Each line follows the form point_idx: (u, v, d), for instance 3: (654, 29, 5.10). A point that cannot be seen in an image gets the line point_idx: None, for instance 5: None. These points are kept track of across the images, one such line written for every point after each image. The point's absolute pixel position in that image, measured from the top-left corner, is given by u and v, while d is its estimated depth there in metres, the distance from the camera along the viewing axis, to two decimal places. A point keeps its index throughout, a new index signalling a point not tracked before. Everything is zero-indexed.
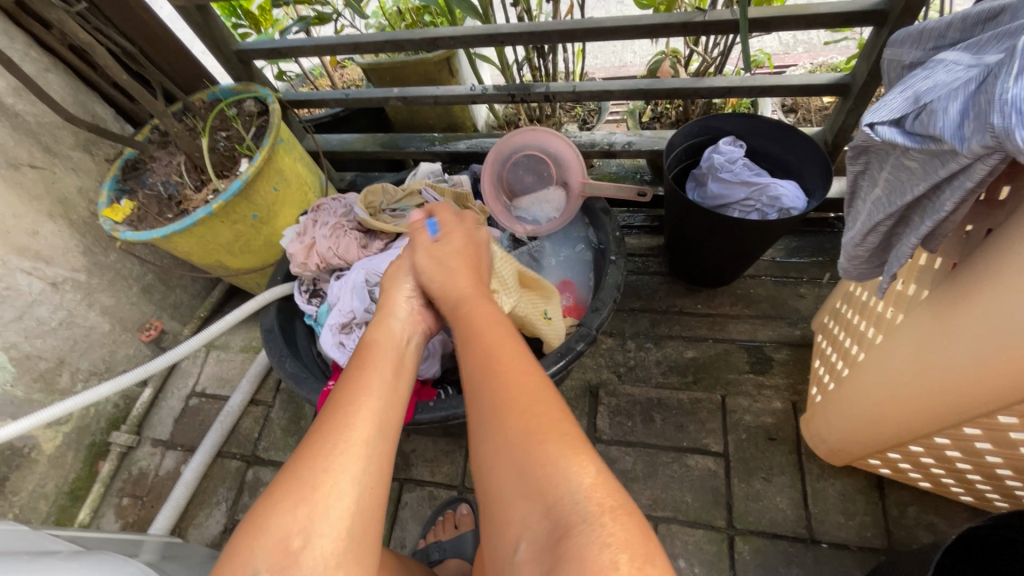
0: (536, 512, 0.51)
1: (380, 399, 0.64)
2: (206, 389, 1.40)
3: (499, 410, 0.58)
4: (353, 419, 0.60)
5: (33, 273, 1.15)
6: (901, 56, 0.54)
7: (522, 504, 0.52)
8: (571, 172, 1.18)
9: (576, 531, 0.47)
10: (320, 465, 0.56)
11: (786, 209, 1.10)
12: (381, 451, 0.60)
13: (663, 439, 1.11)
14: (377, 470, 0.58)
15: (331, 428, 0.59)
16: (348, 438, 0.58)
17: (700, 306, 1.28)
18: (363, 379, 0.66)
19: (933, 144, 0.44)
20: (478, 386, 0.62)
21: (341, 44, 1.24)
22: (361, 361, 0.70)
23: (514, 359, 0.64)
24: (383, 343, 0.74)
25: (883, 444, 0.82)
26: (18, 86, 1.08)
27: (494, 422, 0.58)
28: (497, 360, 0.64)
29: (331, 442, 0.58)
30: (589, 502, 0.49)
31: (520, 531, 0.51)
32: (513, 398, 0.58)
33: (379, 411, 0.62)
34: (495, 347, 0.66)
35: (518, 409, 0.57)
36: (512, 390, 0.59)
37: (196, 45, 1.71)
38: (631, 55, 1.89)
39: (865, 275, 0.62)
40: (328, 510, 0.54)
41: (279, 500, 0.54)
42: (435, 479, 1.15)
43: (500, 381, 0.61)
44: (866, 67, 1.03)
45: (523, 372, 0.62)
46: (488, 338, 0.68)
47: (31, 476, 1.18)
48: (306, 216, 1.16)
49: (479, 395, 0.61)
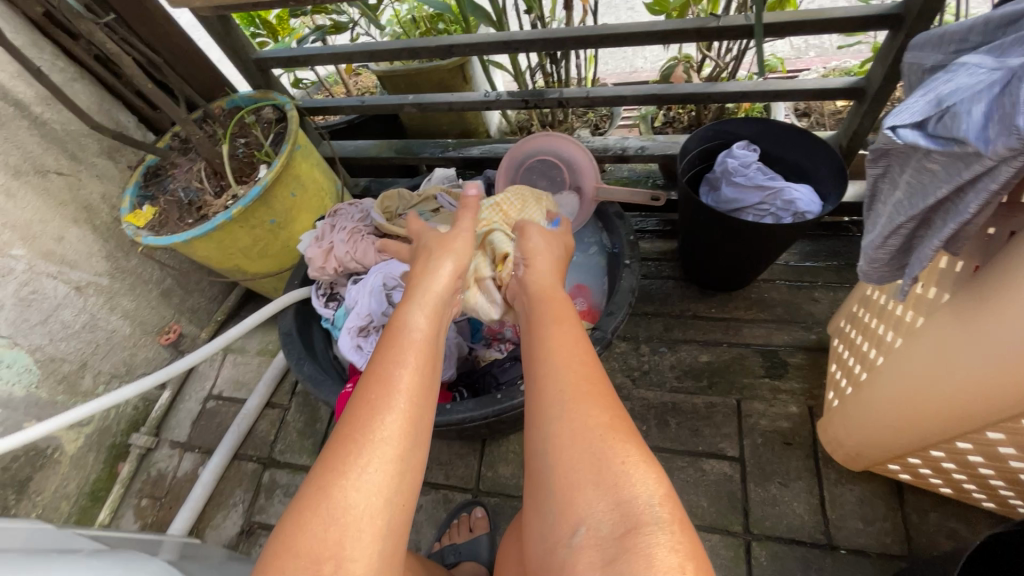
0: (604, 503, 0.52)
1: (412, 406, 0.62)
2: (223, 392, 1.42)
3: (570, 400, 0.60)
4: (383, 433, 0.59)
5: (58, 277, 1.17)
6: (921, 60, 0.54)
7: (590, 493, 0.53)
8: (584, 177, 1.20)
9: (645, 531, 0.49)
10: (352, 486, 0.55)
11: (801, 213, 1.10)
12: (411, 465, 0.59)
13: (678, 444, 1.11)
14: (406, 486, 0.58)
15: (363, 436, 0.58)
16: (378, 456, 0.57)
17: (714, 310, 1.28)
18: (390, 381, 0.63)
19: (956, 147, 0.44)
20: (548, 373, 0.64)
21: (357, 52, 1.26)
22: (388, 352, 0.67)
23: (583, 354, 0.66)
24: (411, 327, 0.70)
25: (903, 449, 0.81)
26: (47, 95, 1.11)
27: (565, 407, 0.59)
28: (565, 355, 0.65)
29: (361, 459, 0.57)
30: (660, 508, 0.51)
31: (584, 518, 0.53)
32: (575, 391, 0.60)
33: (409, 422, 0.61)
34: (565, 340, 0.67)
35: (581, 403, 0.59)
36: (585, 383, 0.61)
37: (215, 54, 1.75)
38: (642, 61, 1.90)
39: (886, 278, 0.62)
40: (360, 532, 0.54)
41: (309, 519, 0.53)
42: (450, 482, 1.16)
43: (572, 371, 0.63)
44: (882, 70, 1.03)
45: (590, 367, 0.63)
46: (559, 330, 0.69)
47: (54, 477, 1.20)
48: (323, 221, 1.17)
49: (547, 381, 0.63)
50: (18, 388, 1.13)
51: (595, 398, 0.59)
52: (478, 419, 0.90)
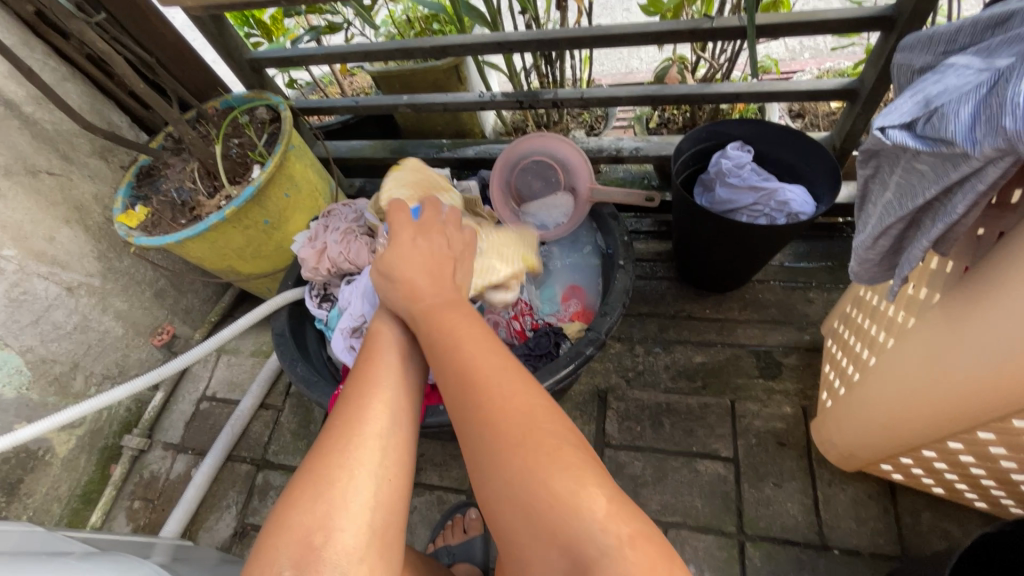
0: (550, 553, 0.49)
1: (393, 392, 0.64)
2: (216, 393, 1.42)
3: (491, 449, 0.53)
4: (366, 413, 0.60)
5: (50, 277, 1.16)
6: (911, 60, 0.54)
7: (534, 546, 0.50)
8: (579, 178, 1.19)
9: (595, 572, 0.46)
10: (339, 461, 0.56)
11: (795, 214, 1.11)
12: (397, 442, 0.60)
13: (672, 444, 1.11)
14: (394, 461, 0.58)
15: (346, 421, 0.59)
16: (363, 433, 0.58)
17: (709, 311, 1.28)
18: (372, 372, 0.65)
19: (944, 147, 0.44)
20: (466, 409, 0.57)
21: (351, 52, 1.26)
22: (370, 351, 0.69)
23: (502, 380, 0.57)
24: (391, 332, 0.73)
25: (895, 449, 0.81)
26: (38, 95, 1.11)
27: (485, 458, 0.54)
28: (482, 384, 0.57)
29: (346, 439, 0.58)
30: (607, 536, 0.48)
31: (541, 572, 0.50)
32: (492, 436, 0.54)
33: (391, 404, 0.62)
34: (478, 370, 0.58)
35: (500, 448, 0.53)
36: (503, 416, 0.54)
37: (209, 54, 1.74)
38: (637, 62, 1.90)
39: (876, 279, 0.62)
40: (349, 503, 0.54)
41: (297, 497, 0.54)
42: (444, 483, 1.16)
43: (488, 417, 0.55)
44: (875, 72, 1.03)
45: (509, 392, 0.56)
46: (468, 355, 0.60)
47: (45, 479, 1.20)
48: (317, 221, 1.17)
49: (468, 430, 0.55)
50: (8, 390, 1.13)
51: (516, 432, 0.53)
52: None
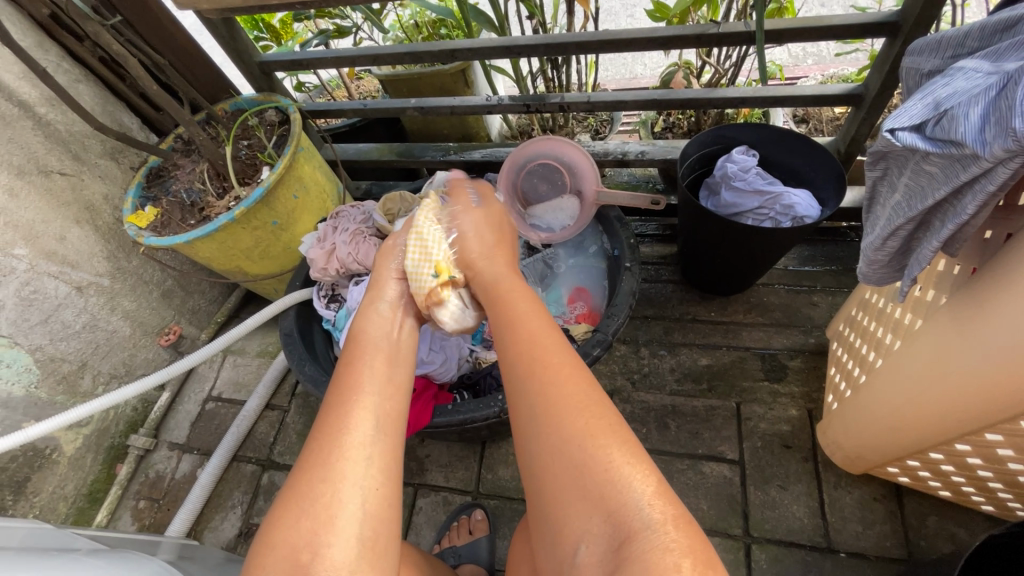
0: (595, 518, 0.52)
1: (375, 399, 0.63)
2: (222, 393, 1.42)
3: (545, 411, 0.59)
4: (347, 424, 0.60)
5: (60, 277, 1.17)
6: (919, 64, 0.55)
7: (579, 508, 0.54)
8: (585, 181, 1.20)
9: (639, 537, 0.49)
10: (322, 476, 0.57)
11: (800, 217, 1.11)
12: (382, 450, 0.60)
13: (677, 446, 1.11)
14: (379, 470, 0.59)
15: (327, 433, 0.60)
16: (346, 444, 0.59)
17: (714, 314, 1.29)
18: (353, 379, 0.65)
19: (954, 149, 0.45)
20: (525, 386, 0.62)
21: (360, 56, 1.27)
22: (350, 357, 0.70)
23: (552, 354, 0.64)
24: (370, 334, 0.72)
25: (902, 451, 0.81)
26: (51, 96, 1.12)
27: (541, 426, 0.58)
28: (540, 357, 0.63)
29: (328, 453, 0.58)
30: (652, 509, 0.51)
31: (581, 535, 0.53)
32: (547, 404, 0.59)
33: (375, 411, 0.62)
34: (538, 341, 0.65)
35: (551, 416, 0.58)
36: (560, 386, 0.60)
37: (218, 57, 1.76)
38: (641, 67, 1.92)
39: (884, 280, 0.62)
40: (335, 517, 0.55)
41: (283, 517, 0.55)
42: (450, 484, 1.16)
43: (548, 380, 0.61)
44: (879, 77, 1.04)
45: (560, 366, 0.62)
46: (526, 334, 0.66)
47: (52, 478, 1.20)
48: (325, 222, 1.17)
49: (525, 396, 0.61)
50: (17, 388, 1.13)
51: (567, 402, 0.58)
52: (480, 419, 0.90)
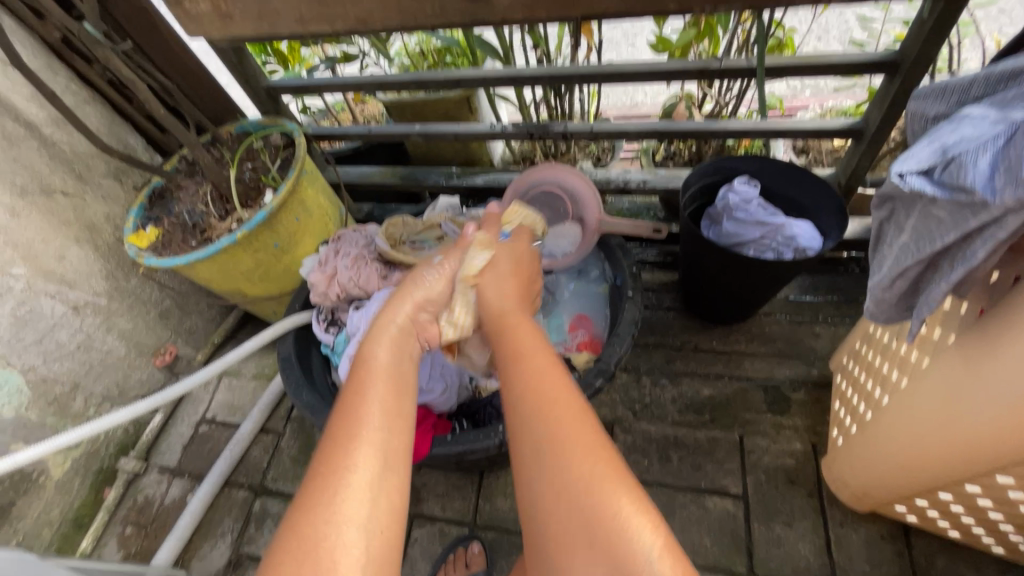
0: (600, 565, 0.55)
1: (382, 431, 0.63)
2: (216, 416, 1.40)
3: (555, 451, 0.61)
4: (350, 463, 0.59)
5: (57, 296, 1.16)
6: (924, 109, 0.56)
7: (583, 555, 0.56)
8: (587, 209, 1.21)
9: None
10: (325, 517, 0.55)
11: (802, 249, 1.12)
12: (387, 487, 0.59)
13: (679, 479, 1.09)
14: (383, 512, 0.57)
15: (330, 472, 0.58)
16: (350, 483, 0.58)
17: (715, 343, 1.28)
18: (358, 409, 0.64)
19: (963, 195, 0.45)
20: (535, 428, 0.64)
21: (366, 82, 1.28)
22: (354, 386, 0.68)
23: (561, 390, 0.67)
24: (377, 361, 0.72)
25: (911, 490, 0.80)
26: (57, 116, 1.12)
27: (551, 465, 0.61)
28: (549, 396, 0.66)
29: (331, 492, 0.57)
30: (660, 564, 0.53)
31: None
32: (559, 442, 0.62)
33: (382, 445, 0.62)
34: (545, 378, 0.68)
35: (562, 454, 0.61)
36: (570, 430, 0.62)
37: (225, 79, 1.78)
38: (642, 95, 1.94)
39: (892, 319, 0.62)
40: (338, 562, 0.52)
41: (281, 563, 0.53)
42: (446, 514, 1.13)
43: (561, 417, 0.64)
44: (879, 113, 1.05)
45: (573, 407, 0.65)
46: (541, 371, 0.69)
47: (38, 503, 1.17)
48: (327, 245, 1.17)
49: (535, 432, 0.64)
50: (7, 409, 1.11)
51: (577, 444, 0.61)
52: (480, 450, 0.88)
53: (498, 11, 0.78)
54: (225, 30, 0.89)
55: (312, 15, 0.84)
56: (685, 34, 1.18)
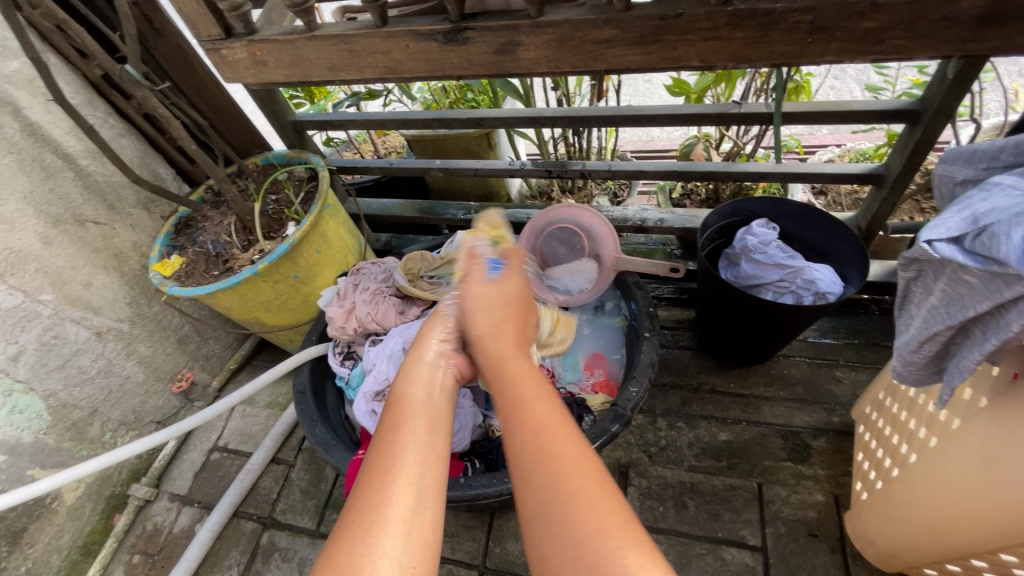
0: None
1: (414, 464, 0.59)
2: (228, 444, 1.40)
3: (556, 506, 0.51)
4: (389, 494, 0.56)
5: (81, 322, 1.18)
6: (953, 172, 0.56)
7: None
8: (604, 247, 1.20)
9: None
10: (362, 552, 0.52)
11: (823, 293, 1.09)
12: (423, 520, 0.55)
13: (696, 528, 1.06)
14: (419, 546, 0.54)
15: (366, 502, 0.56)
16: (386, 518, 0.54)
17: (733, 385, 1.26)
18: (396, 440, 0.61)
19: (996, 266, 0.44)
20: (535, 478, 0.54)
21: (390, 119, 1.31)
22: (390, 415, 0.65)
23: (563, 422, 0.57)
24: (413, 393, 0.68)
25: (941, 556, 0.76)
26: (93, 149, 1.17)
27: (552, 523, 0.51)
28: (546, 439, 0.56)
29: (368, 526, 0.54)
30: None
31: None
32: (558, 492, 0.51)
33: (417, 480, 0.58)
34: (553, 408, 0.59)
35: (565, 508, 0.50)
36: (575, 479, 0.52)
37: (252, 110, 1.84)
38: (659, 131, 1.97)
39: (922, 381, 0.60)
40: None
41: None
42: (455, 556, 1.11)
43: (559, 465, 0.53)
44: (901, 160, 1.05)
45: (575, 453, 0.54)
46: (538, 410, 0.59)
47: (48, 528, 1.18)
48: (346, 279, 1.19)
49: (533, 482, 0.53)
50: (26, 434, 1.13)
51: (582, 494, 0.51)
52: (491, 496, 0.87)
53: (523, 62, 0.80)
54: (259, 76, 0.93)
55: (342, 63, 0.87)
56: (704, 78, 1.20)
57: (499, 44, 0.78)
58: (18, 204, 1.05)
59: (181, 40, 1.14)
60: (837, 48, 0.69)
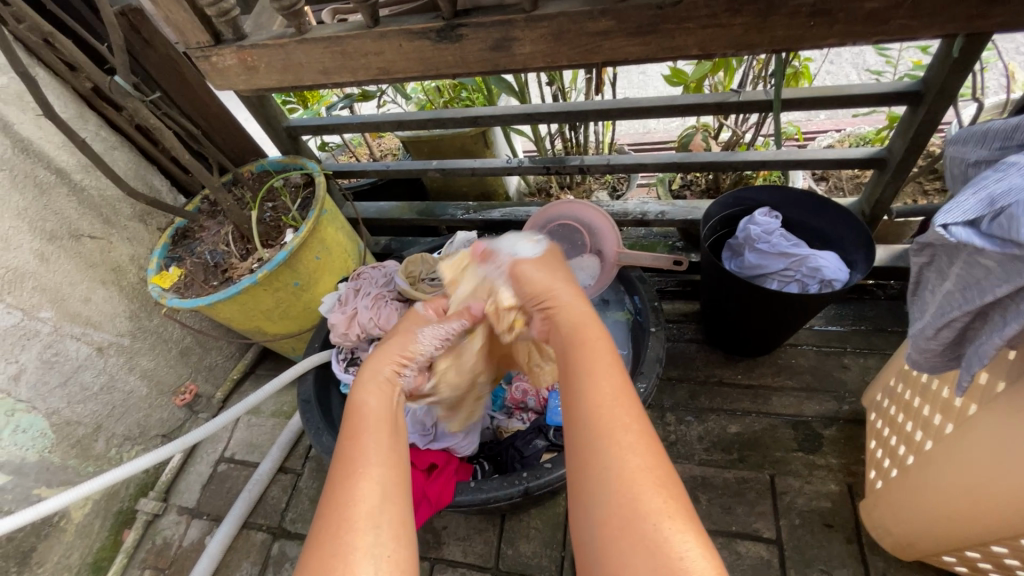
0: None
1: (382, 466, 0.57)
2: (235, 454, 1.39)
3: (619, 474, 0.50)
4: (353, 495, 0.54)
5: (82, 338, 1.17)
6: (964, 153, 0.55)
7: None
8: (606, 242, 1.17)
9: None
10: (334, 555, 0.50)
11: (829, 281, 1.08)
12: (394, 517, 0.53)
13: (709, 523, 1.05)
14: (392, 539, 0.52)
15: (333, 509, 0.53)
16: (355, 517, 0.52)
17: (741, 376, 1.24)
18: (360, 447, 0.59)
19: (1013, 247, 0.44)
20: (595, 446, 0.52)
21: (385, 121, 1.29)
22: (349, 429, 0.62)
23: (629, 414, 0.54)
24: (372, 402, 0.64)
25: (961, 543, 0.75)
26: (85, 163, 1.15)
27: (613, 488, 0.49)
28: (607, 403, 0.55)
29: (339, 526, 0.52)
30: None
31: None
32: (621, 464, 0.50)
33: (381, 479, 0.56)
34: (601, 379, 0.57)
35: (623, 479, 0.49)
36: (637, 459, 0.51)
37: (246, 117, 1.82)
38: (656, 123, 1.96)
39: (938, 368, 0.60)
40: None
41: None
42: (468, 560, 1.10)
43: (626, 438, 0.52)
44: (904, 144, 1.03)
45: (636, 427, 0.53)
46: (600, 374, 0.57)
47: (58, 547, 1.17)
48: (347, 284, 1.18)
49: (593, 447, 0.52)
50: (31, 453, 1.12)
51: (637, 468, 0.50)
52: (503, 499, 0.86)
53: (519, 58, 0.79)
54: (250, 82, 0.92)
55: (334, 66, 0.86)
56: (701, 67, 1.19)
57: (494, 40, 0.77)
58: (12, 222, 1.03)
59: (170, 49, 1.13)
60: (840, 31, 0.68)
